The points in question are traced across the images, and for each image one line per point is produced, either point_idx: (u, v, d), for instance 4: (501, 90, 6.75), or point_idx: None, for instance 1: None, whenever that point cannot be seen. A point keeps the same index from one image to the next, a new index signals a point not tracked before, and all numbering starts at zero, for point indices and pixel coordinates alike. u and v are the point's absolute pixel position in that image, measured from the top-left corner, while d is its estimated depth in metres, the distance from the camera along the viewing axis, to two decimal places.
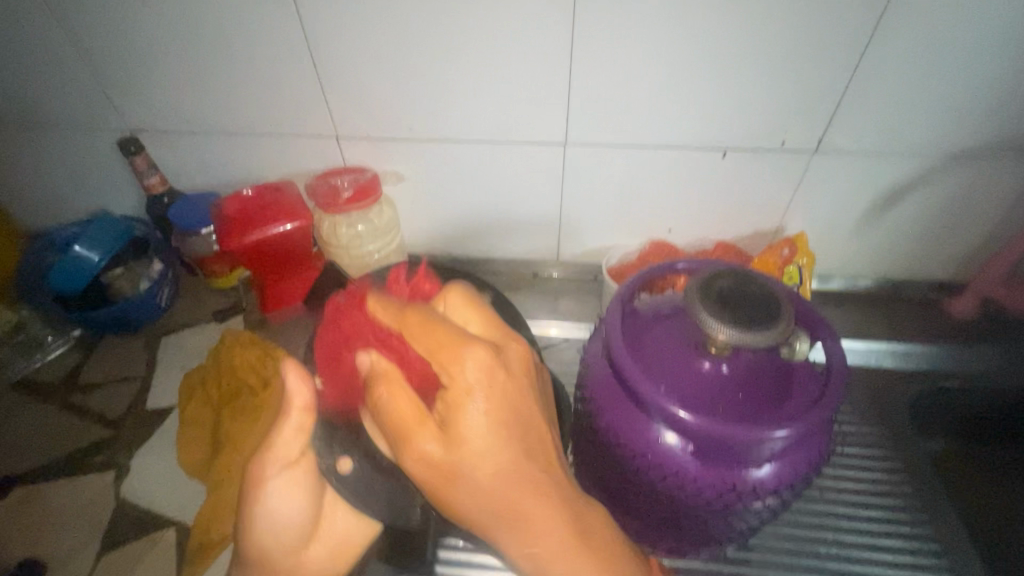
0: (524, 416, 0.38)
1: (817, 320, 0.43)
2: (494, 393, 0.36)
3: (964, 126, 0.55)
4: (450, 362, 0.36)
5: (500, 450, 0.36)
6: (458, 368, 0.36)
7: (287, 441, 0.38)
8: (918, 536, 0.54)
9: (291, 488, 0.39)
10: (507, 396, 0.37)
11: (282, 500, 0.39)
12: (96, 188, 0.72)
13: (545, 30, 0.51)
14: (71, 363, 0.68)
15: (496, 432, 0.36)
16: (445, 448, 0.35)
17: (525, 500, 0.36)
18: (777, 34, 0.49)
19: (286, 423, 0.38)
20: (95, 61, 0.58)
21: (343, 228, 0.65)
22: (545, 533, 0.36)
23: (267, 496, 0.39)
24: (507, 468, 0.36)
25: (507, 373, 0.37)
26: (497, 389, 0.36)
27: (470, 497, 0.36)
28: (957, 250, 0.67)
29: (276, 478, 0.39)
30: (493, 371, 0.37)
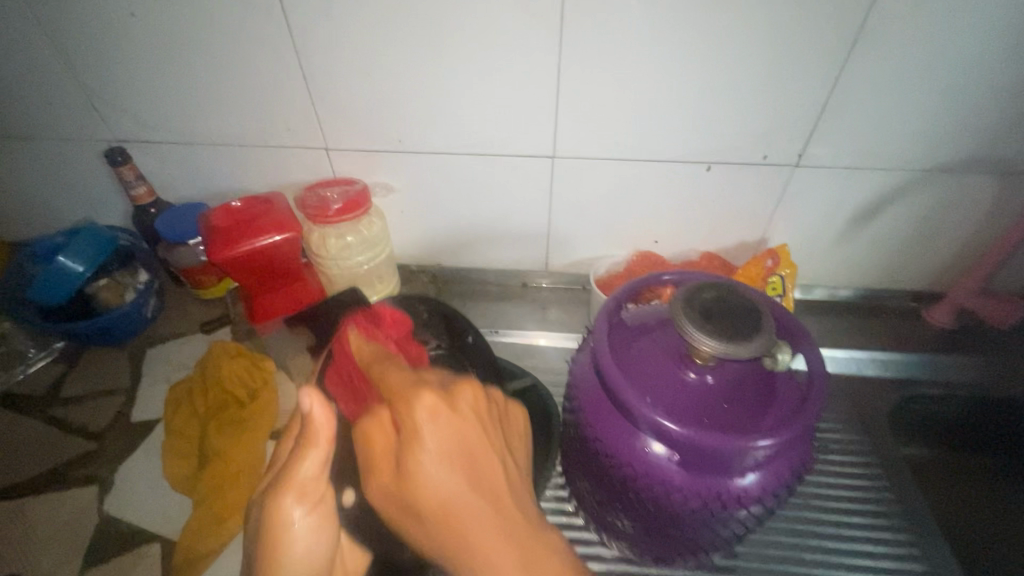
0: (480, 459, 0.34)
1: (799, 331, 0.44)
2: (467, 431, 0.35)
3: (937, 142, 0.57)
4: (408, 403, 0.35)
5: (453, 486, 0.33)
6: (412, 412, 0.34)
7: (309, 475, 0.36)
8: (899, 542, 0.55)
9: (319, 527, 0.37)
10: (468, 436, 0.35)
11: (306, 542, 0.37)
12: (81, 199, 0.71)
13: (532, 46, 0.52)
14: (53, 376, 0.67)
15: (457, 472, 0.33)
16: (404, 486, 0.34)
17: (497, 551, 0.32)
18: (758, 52, 0.51)
19: (312, 452, 0.36)
20: (82, 72, 0.58)
21: (333, 239, 0.65)
22: (501, 561, 0.31)
23: (291, 542, 0.36)
24: (462, 504, 0.33)
25: (457, 414, 0.35)
26: (452, 435, 0.34)
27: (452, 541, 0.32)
28: (934, 261, 0.69)
29: (302, 518, 0.36)
30: (441, 409, 0.35)
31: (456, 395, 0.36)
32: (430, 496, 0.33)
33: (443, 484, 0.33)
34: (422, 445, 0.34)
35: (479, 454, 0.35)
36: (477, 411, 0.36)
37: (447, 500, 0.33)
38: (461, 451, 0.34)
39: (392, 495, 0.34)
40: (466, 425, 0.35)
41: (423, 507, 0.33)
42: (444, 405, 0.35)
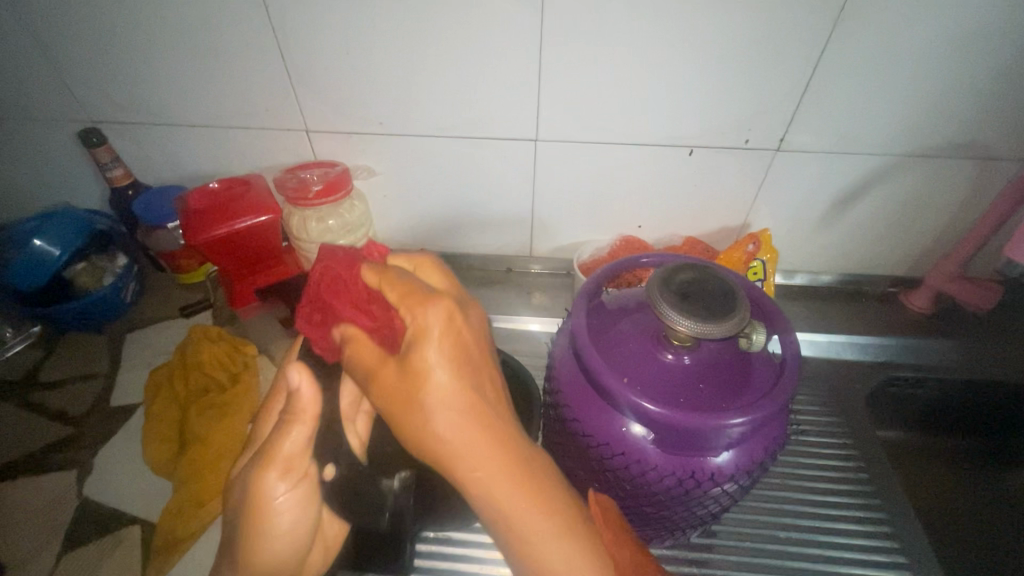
0: (480, 371, 0.37)
1: (774, 313, 0.44)
2: (467, 335, 0.37)
3: (915, 128, 0.57)
4: (415, 307, 0.37)
5: (456, 387, 0.35)
6: (423, 312, 0.36)
7: (292, 453, 0.39)
8: (873, 520, 0.56)
9: (300, 495, 0.40)
10: (468, 346, 0.37)
11: (287, 515, 0.40)
12: (57, 181, 0.70)
13: (513, 26, 0.51)
14: (30, 361, 0.66)
15: (455, 369, 0.36)
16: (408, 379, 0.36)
17: (498, 468, 0.34)
18: (739, 36, 0.51)
19: (295, 430, 0.39)
20: (52, 50, 0.57)
21: (313, 223, 0.65)
22: (497, 475, 0.34)
23: (274, 514, 0.40)
24: (462, 409, 0.35)
25: (466, 324, 0.37)
26: (458, 342, 0.36)
27: (445, 438, 0.35)
28: (912, 246, 0.70)
29: (284, 494, 0.40)
30: (454, 319, 0.36)
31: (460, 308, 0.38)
32: (432, 393, 0.35)
33: (444, 384, 0.35)
34: (430, 342, 0.36)
35: (479, 365, 0.37)
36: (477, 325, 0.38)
37: (447, 402, 0.35)
38: (464, 353, 0.36)
39: (390, 386, 0.36)
40: (469, 333, 0.37)
41: (421, 401, 0.35)
42: (452, 313, 0.36)
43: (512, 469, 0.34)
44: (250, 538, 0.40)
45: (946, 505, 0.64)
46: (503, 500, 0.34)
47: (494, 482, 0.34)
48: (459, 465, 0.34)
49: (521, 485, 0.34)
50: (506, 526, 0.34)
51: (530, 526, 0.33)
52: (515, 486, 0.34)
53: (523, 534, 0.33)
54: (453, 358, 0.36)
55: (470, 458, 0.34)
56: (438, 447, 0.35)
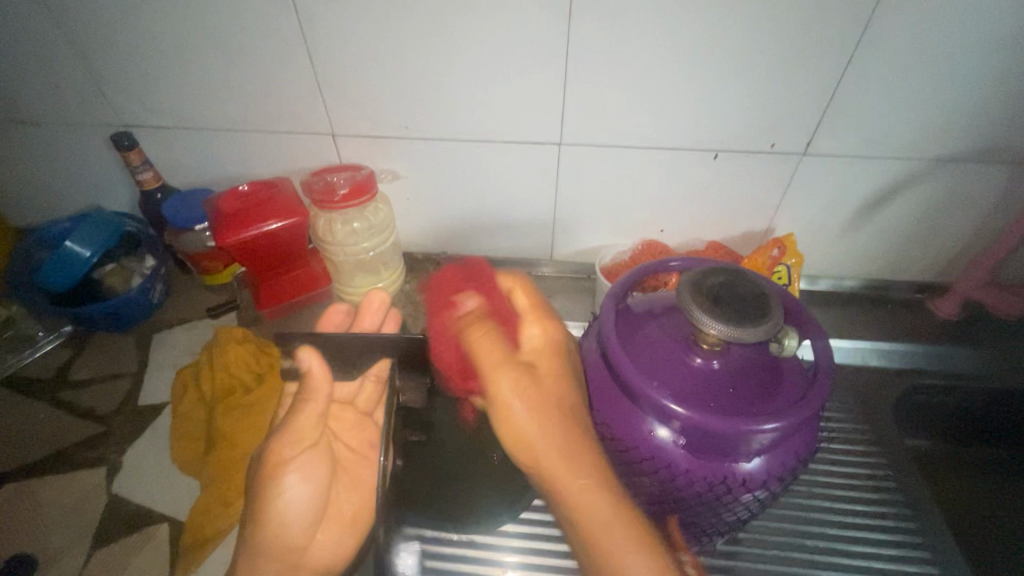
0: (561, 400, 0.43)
1: (807, 318, 0.43)
2: (550, 382, 0.44)
3: (946, 132, 0.56)
4: (499, 336, 0.47)
5: (541, 425, 0.42)
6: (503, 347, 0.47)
7: (310, 426, 0.44)
8: (902, 530, 0.55)
9: (308, 475, 0.43)
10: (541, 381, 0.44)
11: (298, 487, 0.43)
12: (88, 185, 0.72)
13: (540, 30, 0.51)
14: (61, 359, 0.68)
15: (542, 416, 0.42)
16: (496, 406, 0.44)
17: (585, 484, 0.39)
18: (768, 39, 0.51)
19: (307, 407, 0.44)
20: (89, 57, 0.58)
21: (338, 225, 0.66)
22: (580, 487, 0.39)
23: (285, 483, 0.42)
24: (545, 432, 0.41)
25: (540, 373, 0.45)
26: (547, 372, 0.45)
27: (535, 453, 0.41)
28: (941, 251, 0.68)
29: (292, 467, 0.43)
30: (548, 346, 0.47)
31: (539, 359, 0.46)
32: (512, 421, 0.42)
33: (538, 437, 0.41)
34: (515, 383, 0.44)
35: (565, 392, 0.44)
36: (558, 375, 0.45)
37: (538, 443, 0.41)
38: (544, 399, 0.43)
39: (511, 424, 0.43)
40: (549, 376, 0.45)
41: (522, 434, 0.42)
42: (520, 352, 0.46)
43: (593, 479, 0.40)
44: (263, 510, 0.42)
45: (987, 516, 0.61)
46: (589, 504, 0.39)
47: (581, 492, 0.39)
48: (552, 479, 0.40)
49: (594, 487, 0.39)
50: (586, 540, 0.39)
51: (597, 532, 0.38)
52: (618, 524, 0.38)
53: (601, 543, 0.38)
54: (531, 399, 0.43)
55: (558, 472, 0.40)
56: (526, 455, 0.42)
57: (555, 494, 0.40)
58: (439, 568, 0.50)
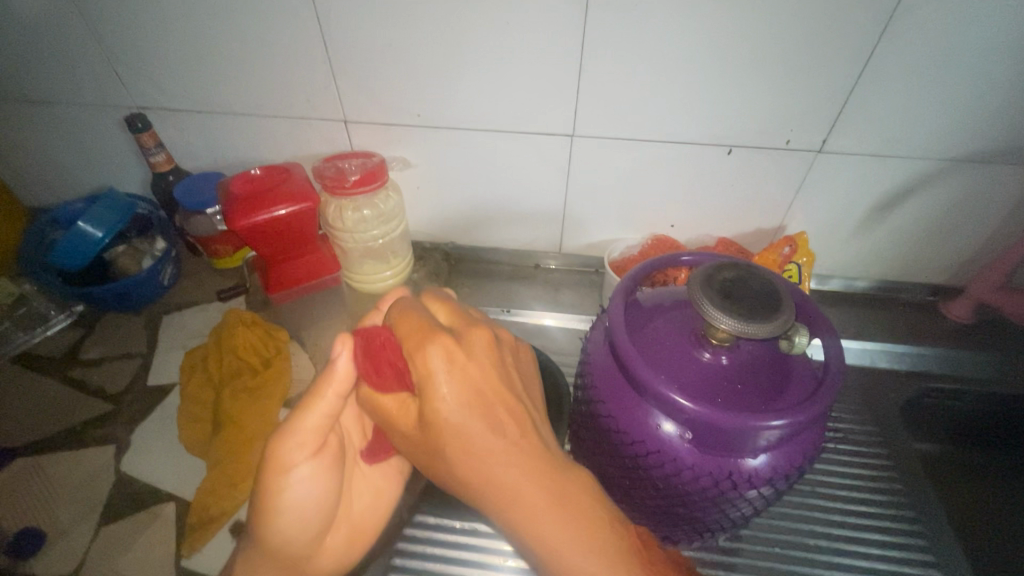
0: (500, 413, 0.38)
1: (817, 315, 0.43)
2: (481, 379, 0.38)
3: (967, 132, 0.55)
4: (419, 348, 0.38)
5: (490, 433, 0.37)
6: (424, 367, 0.37)
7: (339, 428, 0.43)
8: (907, 532, 0.55)
9: (316, 473, 0.39)
10: (483, 385, 0.38)
11: (305, 488, 0.39)
12: (101, 166, 0.72)
13: (557, 19, 0.51)
14: (71, 338, 0.68)
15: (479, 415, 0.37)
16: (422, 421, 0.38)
17: (527, 482, 0.36)
18: (786, 34, 0.50)
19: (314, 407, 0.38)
20: (104, 38, 0.58)
21: (349, 212, 0.66)
22: (527, 499, 0.36)
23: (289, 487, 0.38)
24: (482, 442, 0.37)
25: (467, 357, 0.38)
26: (454, 381, 0.37)
27: (478, 468, 0.37)
28: (955, 253, 0.68)
29: (302, 467, 0.39)
30: (451, 352, 0.38)
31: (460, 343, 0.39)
32: (442, 423, 0.37)
33: (468, 428, 0.37)
34: (433, 381, 0.37)
35: (494, 397, 0.39)
36: (486, 367, 0.39)
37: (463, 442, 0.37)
38: (477, 390, 0.38)
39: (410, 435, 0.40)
40: (481, 371, 0.39)
41: (454, 446, 0.37)
42: (452, 352, 0.38)
43: (536, 470, 0.37)
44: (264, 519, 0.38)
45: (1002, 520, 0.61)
46: (524, 516, 0.36)
47: (524, 503, 0.36)
48: (506, 494, 0.36)
49: (554, 504, 0.36)
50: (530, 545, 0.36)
51: (551, 536, 0.35)
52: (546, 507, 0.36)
53: (552, 547, 0.35)
54: (465, 400, 0.37)
55: (500, 479, 0.36)
56: (476, 470, 0.37)
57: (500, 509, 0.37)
58: (442, 555, 0.50)
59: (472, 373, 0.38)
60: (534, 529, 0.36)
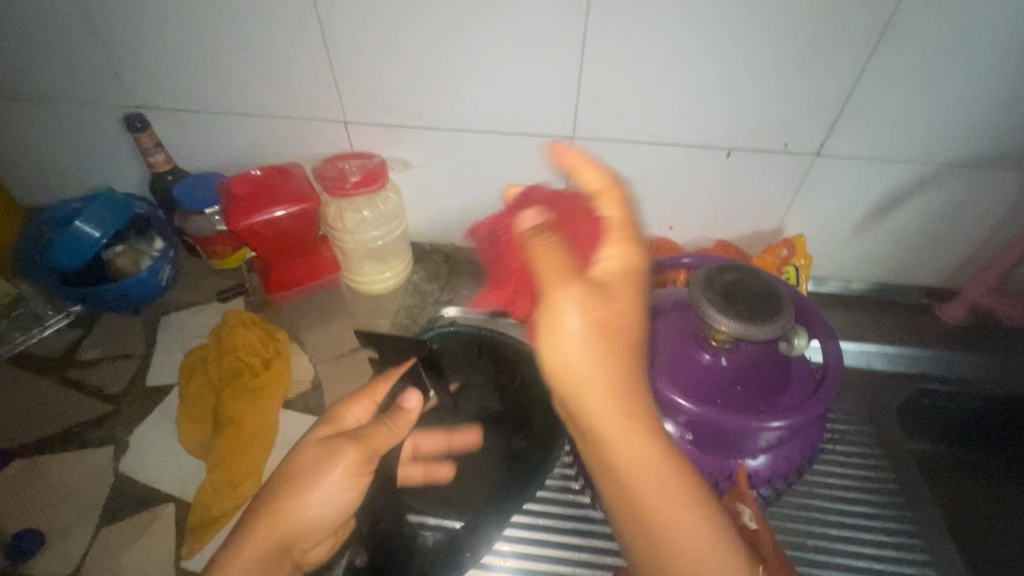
0: (627, 360, 0.34)
1: (817, 320, 0.44)
2: (620, 315, 0.35)
3: (962, 135, 0.56)
4: (556, 289, 0.34)
5: (607, 384, 0.33)
6: (560, 296, 0.34)
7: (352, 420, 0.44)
8: (903, 531, 0.55)
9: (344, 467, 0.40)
10: (612, 322, 0.34)
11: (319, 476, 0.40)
12: (100, 166, 0.72)
13: (557, 22, 0.51)
14: (69, 338, 0.68)
15: (603, 365, 0.33)
16: (550, 359, 0.34)
17: (635, 447, 0.33)
18: (785, 37, 0.50)
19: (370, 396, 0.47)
20: (103, 37, 0.58)
21: (349, 212, 0.67)
22: (630, 456, 0.33)
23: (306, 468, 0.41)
24: (604, 400, 0.33)
25: (604, 297, 0.35)
26: (618, 303, 0.35)
27: (595, 421, 0.34)
28: (950, 255, 0.68)
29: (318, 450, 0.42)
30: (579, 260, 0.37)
31: (598, 288, 0.35)
32: (573, 372, 0.34)
33: (594, 383, 0.33)
34: (568, 317, 0.34)
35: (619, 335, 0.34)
36: (625, 304, 0.35)
37: (589, 387, 0.33)
38: (607, 337, 0.34)
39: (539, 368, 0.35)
40: (612, 313, 0.35)
41: (579, 398, 0.34)
42: (589, 293, 0.35)
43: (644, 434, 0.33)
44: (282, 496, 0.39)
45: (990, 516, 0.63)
46: (635, 471, 0.33)
47: (636, 456, 0.33)
48: (608, 445, 0.33)
49: (671, 472, 0.33)
50: (633, 496, 0.34)
51: (652, 491, 0.33)
52: (657, 468, 0.33)
53: (655, 508, 0.33)
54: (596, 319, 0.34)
55: (612, 432, 0.33)
56: (591, 429, 0.34)
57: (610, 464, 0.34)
58: None
59: (608, 311, 0.35)
60: (639, 484, 0.33)
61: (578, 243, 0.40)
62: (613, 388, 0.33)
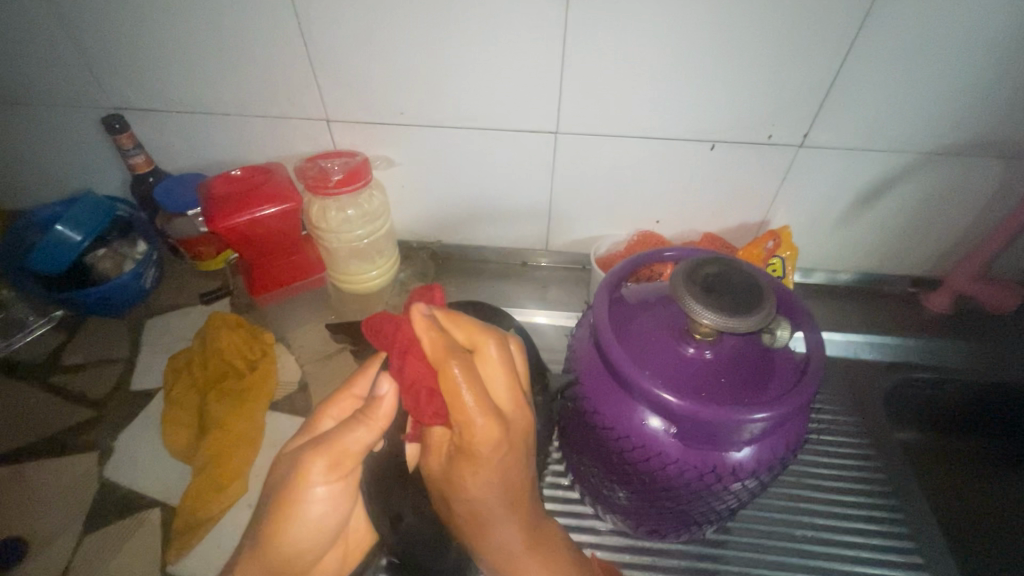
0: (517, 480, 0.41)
1: (799, 310, 0.44)
2: (509, 460, 0.40)
3: (945, 124, 0.56)
4: (469, 418, 0.37)
5: (491, 494, 0.40)
6: (482, 464, 0.39)
7: (352, 447, 0.39)
8: (890, 519, 0.56)
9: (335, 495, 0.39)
10: (509, 462, 0.40)
11: (320, 505, 0.39)
12: (80, 168, 0.71)
13: (537, 17, 0.51)
14: (53, 343, 0.67)
15: (496, 489, 0.40)
16: (449, 481, 0.41)
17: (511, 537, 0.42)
18: (766, 28, 0.50)
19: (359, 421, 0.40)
20: (79, 37, 0.57)
21: (333, 212, 0.65)
22: (506, 544, 0.42)
23: (309, 501, 0.39)
24: (484, 510, 0.41)
25: (507, 454, 0.39)
26: (490, 456, 0.39)
27: (472, 518, 0.42)
28: (935, 245, 0.69)
29: (321, 486, 0.39)
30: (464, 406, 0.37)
31: (507, 435, 0.39)
32: (463, 493, 0.41)
33: (478, 494, 0.40)
34: (479, 458, 0.39)
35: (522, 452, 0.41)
36: (518, 447, 0.40)
37: (482, 506, 0.41)
38: (507, 465, 0.40)
39: (437, 480, 0.42)
40: (510, 457, 0.40)
41: (468, 507, 0.41)
42: (500, 440, 0.38)
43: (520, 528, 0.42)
44: (280, 524, 0.39)
45: (967, 503, 0.64)
46: (508, 551, 0.42)
47: (512, 552, 0.42)
48: (481, 533, 0.42)
49: (533, 553, 0.42)
50: (505, 567, 0.42)
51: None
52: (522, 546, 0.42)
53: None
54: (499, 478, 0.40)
55: (475, 523, 0.42)
56: (465, 515, 0.42)
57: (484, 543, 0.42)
58: None
59: (501, 452, 0.39)
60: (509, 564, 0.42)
61: (428, 400, 0.38)
62: (496, 494, 0.41)
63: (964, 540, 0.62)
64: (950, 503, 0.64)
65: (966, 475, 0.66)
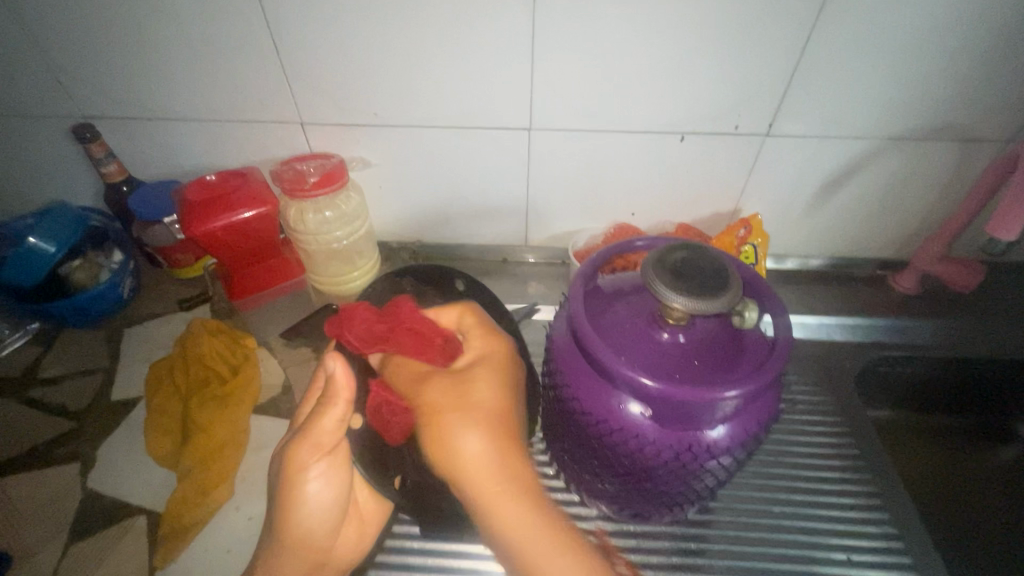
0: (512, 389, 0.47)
1: (767, 292, 0.45)
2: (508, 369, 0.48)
3: (901, 111, 0.59)
4: (473, 338, 0.50)
5: (492, 392, 0.46)
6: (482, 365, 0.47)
7: (329, 430, 0.43)
8: (863, 493, 0.58)
9: (329, 475, 0.44)
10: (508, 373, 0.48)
11: (321, 491, 0.44)
12: (53, 180, 0.70)
13: (505, 16, 0.52)
14: (30, 357, 0.66)
15: (499, 390, 0.46)
16: (450, 390, 0.46)
17: (503, 449, 0.44)
18: (728, 23, 0.52)
19: (328, 412, 0.43)
20: (46, 48, 0.57)
21: (310, 214, 0.66)
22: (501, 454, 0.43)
23: (306, 486, 0.43)
24: (488, 413, 0.45)
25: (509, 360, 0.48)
26: (484, 380, 0.46)
27: (462, 439, 0.43)
28: (899, 227, 0.71)
29: (314, 468, 0.43)
30: (504, 351, 0.48)
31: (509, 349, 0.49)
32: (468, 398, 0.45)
33: (484, 397, 0.45)
34: (486, 360, 0.48)
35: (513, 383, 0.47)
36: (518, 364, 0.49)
37: (482, 411, 0.44)
38: (507, 372, 0.48)
39: (434, 397, 0.46)
40: (511, 369, 0.48)
41: (467, 415, 0.44)
42: (504, 348, 0.49)
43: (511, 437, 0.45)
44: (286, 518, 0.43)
45: (939, 476, 0.67)
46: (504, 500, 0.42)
47: (506, 465, 0.43)
48: (469, 456, 0.43)
49: (526, 480, 0.43)
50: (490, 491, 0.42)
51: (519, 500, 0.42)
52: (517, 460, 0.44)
53: (506, 509, 0.42)
54: (500, 370, 0.47)
55: (478, 442, 0.43)
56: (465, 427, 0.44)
57: (468, 467, 0.43)
58: (421, 549, 0.52)
59: (506, 366, 0.48)
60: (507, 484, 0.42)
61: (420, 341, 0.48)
62: (500, 396, 0.46)
63: (942, 513, 0.64)
64: (923, 476, 0.67)
65: (937, 450, 0.68)
